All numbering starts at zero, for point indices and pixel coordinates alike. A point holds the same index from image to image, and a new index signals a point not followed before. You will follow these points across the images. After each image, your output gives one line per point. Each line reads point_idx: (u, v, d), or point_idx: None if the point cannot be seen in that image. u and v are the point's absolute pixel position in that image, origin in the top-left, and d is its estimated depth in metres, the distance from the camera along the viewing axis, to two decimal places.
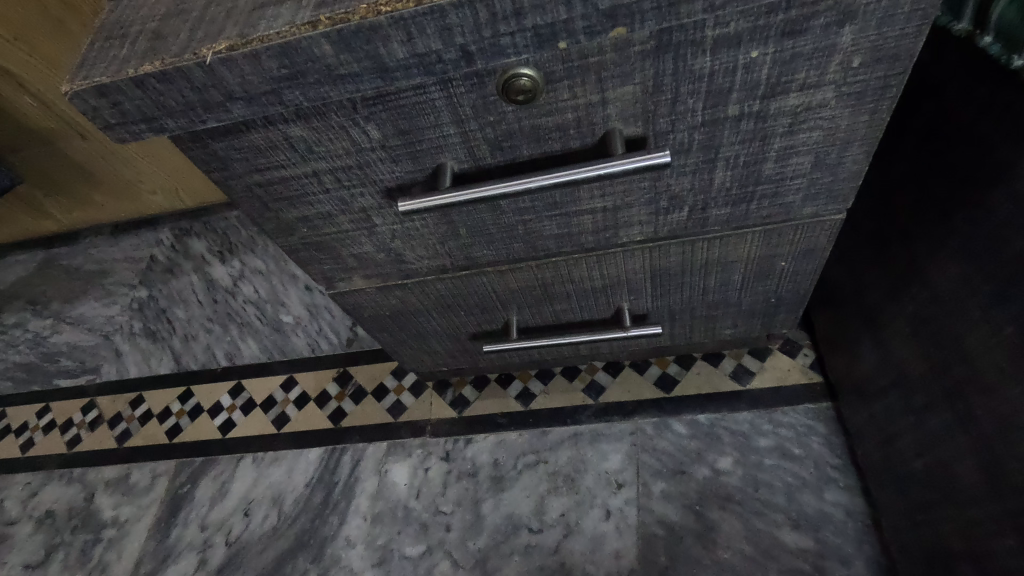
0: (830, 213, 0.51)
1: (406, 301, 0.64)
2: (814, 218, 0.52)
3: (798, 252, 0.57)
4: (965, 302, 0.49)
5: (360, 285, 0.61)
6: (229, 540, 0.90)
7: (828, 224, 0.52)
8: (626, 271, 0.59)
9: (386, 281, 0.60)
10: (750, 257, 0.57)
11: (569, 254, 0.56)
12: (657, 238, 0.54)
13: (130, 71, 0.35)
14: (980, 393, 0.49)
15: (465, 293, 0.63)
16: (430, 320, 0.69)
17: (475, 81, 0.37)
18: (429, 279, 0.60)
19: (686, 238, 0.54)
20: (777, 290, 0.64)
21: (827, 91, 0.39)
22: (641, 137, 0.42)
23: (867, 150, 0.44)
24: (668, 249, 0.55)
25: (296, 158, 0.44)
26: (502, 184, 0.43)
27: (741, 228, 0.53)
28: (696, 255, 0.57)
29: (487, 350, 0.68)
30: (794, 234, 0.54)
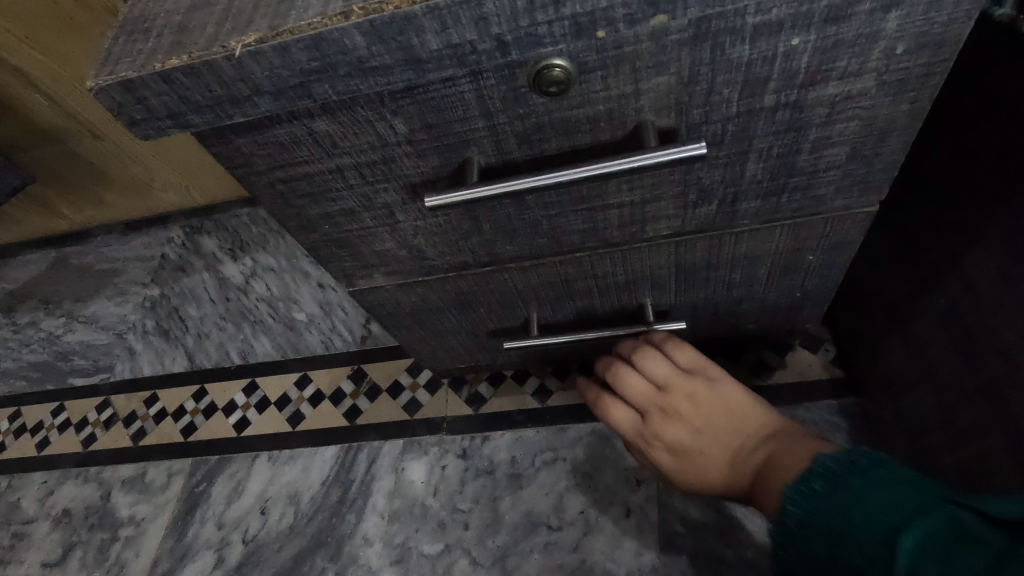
0: (863, 206, 0.50)
1: (427, 298, 0.63)
2: (845, 211, 0.51)
3: (827, 246, 0.56)
4: (1002, 296, 0.48)
5: (380, 282, 0.60)
6: (246, 538, 0.90)
7: (859, 217, 0.51)
8: (651, 265, 0.58)
9: (407, 278, 0.59)
10: (778, 251, 0.56)
11: (594, 250, 0.55)
12: (684, 233, 0.53)
13: (156, 66, 0.34)
14: (1018, 389, 0.48)
15: (487, 290, 0.62)
16: (448, 317, 0.68)
17: (506, 73, 0.36)
18: (450, 276, 0.59)
19: (714, 232, 0.53)
20: (803, 284, 0.63)
21: (868, 80, 0.38)
22: (673, 129, 0.41)
23: (905, 140, 0.43)
24: (694, 243, 0.54)
25: (320, 153, 0.43)
26: (530, 178, 0.42)
27: (770, 222, 0.52)
28: (722, 249, 0.56)
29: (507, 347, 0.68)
30: (824, 227, 0.53)
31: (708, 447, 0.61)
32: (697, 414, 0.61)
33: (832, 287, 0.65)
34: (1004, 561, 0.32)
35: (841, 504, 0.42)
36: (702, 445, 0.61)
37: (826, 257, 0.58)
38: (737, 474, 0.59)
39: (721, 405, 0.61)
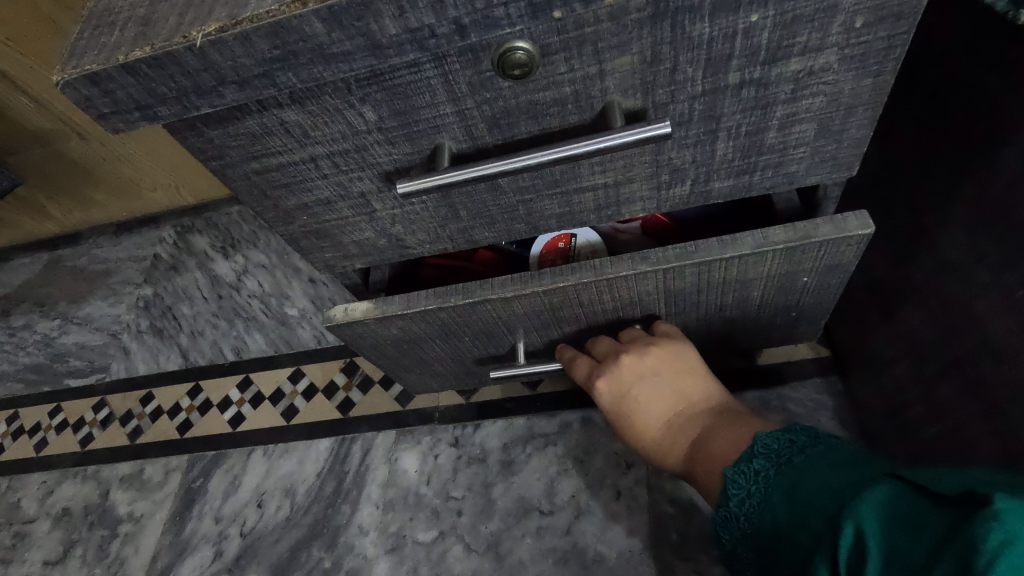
0: (858, 230, 0.48)
1: (408, 329, 0.61)
2: (841, 236, 0.49)
3: (821, 268, 0.55)
4: (974, 267, 0.48)
5: (358, 314, 0.58)
6: (244, 531, 0.91)
7: (855, 241, 0.50)
8: (638, 291, 0.56)
9: (387, 312, 0.57)
10: (770, 274, 0.55)
11: (580, 281, 0.53)
12: (670, 260, 0.51)
13: (120, 58, 0.34)
14: (991, 358, 0.48)
15: (470, 320, 0.60)
16: (433, 344, 0.67)
17: (470, 57, 0.37)
18: (430, 309, 0.57)
19: (703, 260, 0.51)
20: (798, 301, 0.62)
21: (830, 55, 0.38)
22: (640, 110, 0.42)
23: (872, 114, 0.43)
24: (683, 271, 0.52)
25: (292, 143, 0.44)
26: (501, 163, 0.43)
27: (762, 247, 0.50)
28: (712, 275, 0.54)
29: (495, 376, 0.66)
30: (819, 251, 0.51)
31: (649, 405, 0.57)
32: (652, 370, 0.58)
33: (825, 302, 0.64)
34: (947, 536, 0.29)
35: (789, 487, 0.39)
36: (644, 401, 0.57)
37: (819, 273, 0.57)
38: (670, 437, 0.56)
39: (676, 371, 0.58)
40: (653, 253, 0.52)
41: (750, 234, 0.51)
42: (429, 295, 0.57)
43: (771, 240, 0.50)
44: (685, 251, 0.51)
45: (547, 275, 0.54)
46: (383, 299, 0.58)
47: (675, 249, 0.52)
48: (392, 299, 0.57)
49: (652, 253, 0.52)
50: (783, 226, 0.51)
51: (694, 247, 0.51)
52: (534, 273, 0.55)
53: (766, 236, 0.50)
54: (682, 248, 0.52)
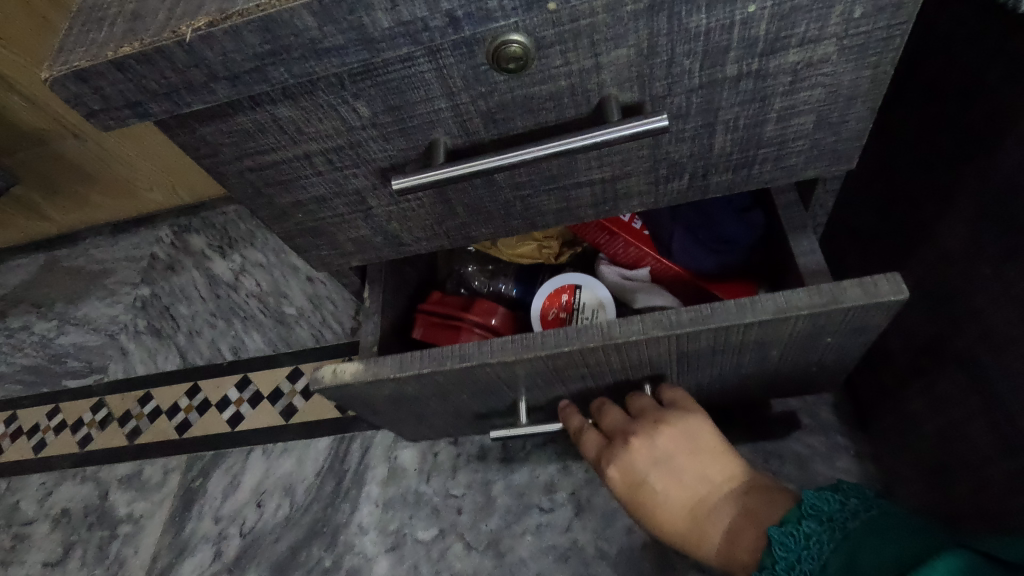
0: (891, 294, 0.46)
1: (402, 389, 0.59)
2: (867, 301, 0.46)
3: (846, 329, 0.51)
4: (975, 260, 0.48)
5: (347, 376, 0.56)
6: (243, 531, 0.91)
7: (882, 307, 0.47)
8: (650, 352, 0.53)
9: (377, 375, 0.55)
10: (790, 336, 0.52)
11: (586, 344, 0.51)
12: (684, 324, 0.49)
13: (109, 54, 0.34)
14: (992, 351, 0.48)
15: (465, 380, 0.57)
16: (431, 401, 0.64)
17: (464, 51, 0.36)
18: (425, 372, 0.54)
19: (720, 325, 0.48)
20: (820, 357, 0.59)
21: (828, 45, 0.38)
22: (636, 103, 0.41)
23: (871, 106, 0.43)
24: (697, 335, 0.50)
25: (286, 140, 0.43)
26: (496, 157, 0.42)
27: (784, 311, 0.47)
28: (729, 337, 0.51)
29: (495, 436, 0.63)
30: (843, 316, 0.48)
31: (668, 492, 0.53)
32: (666, 453, 0.54)
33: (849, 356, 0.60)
34: None
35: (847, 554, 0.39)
36: (662, 489, 0.53)
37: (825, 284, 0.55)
38: (697, 527, 0.52)
39: (690, 452, 0.54)
40: (664, 316, 0.50)
41: (770, 297, 0.48)
42: (422, 358, 0.54)
43: (794, 304, 0.47)
44: (700, 315, 0.49)
45: (549, 337, 0.52)
46: (374, 359, 0.56)
47: (690, 313, 0.49)
48: (382, 361, 0.55)
49: (662, 316, 0.50)
50: (809, 289, 0.48)
51: (710, 310, 0.49)
52: (536, 334, 0.52)
53: (789, 300, 0.47)
54: (696, 311, 0.49)
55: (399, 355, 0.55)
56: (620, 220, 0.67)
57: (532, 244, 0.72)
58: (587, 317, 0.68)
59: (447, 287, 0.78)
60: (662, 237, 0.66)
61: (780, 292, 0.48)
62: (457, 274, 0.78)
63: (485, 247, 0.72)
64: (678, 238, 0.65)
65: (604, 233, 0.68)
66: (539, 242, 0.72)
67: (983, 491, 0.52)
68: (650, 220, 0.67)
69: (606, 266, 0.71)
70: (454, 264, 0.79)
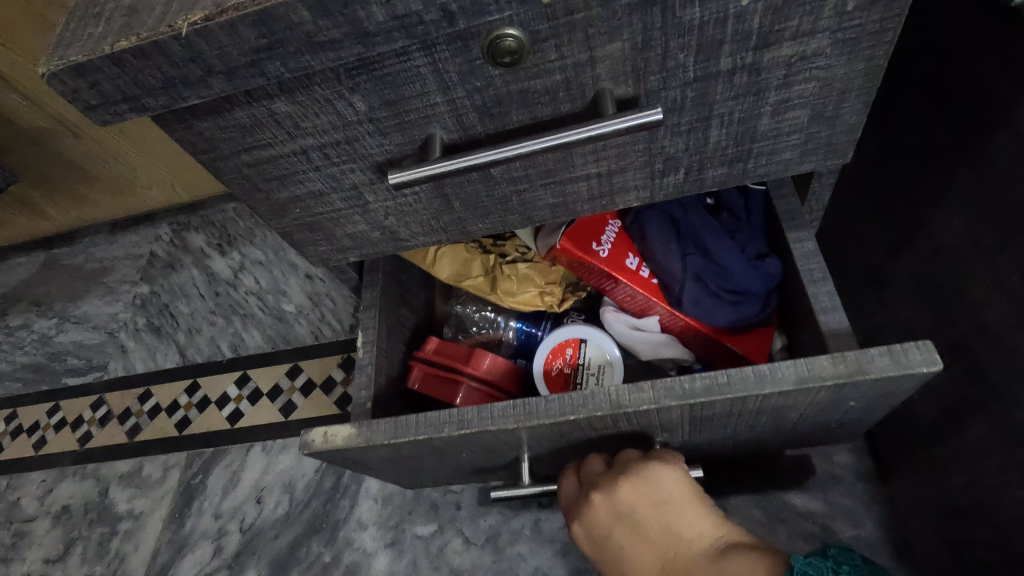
0: (922, 365, 0.44)
1: (397, 451, 0.57)
2: (900, 373, 0.44)
3: (872, 394, 0.49)
4: (968, 253, 0.48)
5: (339, 440, 0.54)
6: (243, 527, 0.92)
7: (914, 379, 0.45)
8: (662, 418, 0.51)
9: (370, 441, 0.53)
10: (811, 401, 0.49)
11: (592, 414, 0.48)
12: (698, 394, 0.47)
13: (106, 49, 0.34)
14: (986, 344, 0.48)
15: (463, 443, 0.55)
16: (427, 460, 0.62)
17: (459, 45, 0.37)
18: (421, 438, 0.52)
19: (739, 394, 0.46)
20: (840, 417, 0.56)
21: (822, 39, 0.38)
22: (631, 97, 0.41)
23: (865, 100, 0.43)
24: (712, 404, 0.48)
25: (283, 135, 0.43)
26: (492, 151, 0.43)
27: (806, 381, 0.46)
28: (746, 404, 0.49)
29: (496, 496, 0.62)
30: (868, 386, 0.46)
31: (633, 550, 0.50)
32: (628, 507, 0.51)
33: (872, 416, 0.57)
34: None
35: None
36: (631, 549, 0.50)
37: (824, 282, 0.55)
38: None
39: (653, 509, 0.50)
40: (676, 384, 0.47)
41: (790, 364, 0.46)
42: (418, 423, 0.52)
43: (817, 372, 0.46)
44: (715, 384, 0.47)
45: (552, 404, 0.50)
46: (366, 422, 0.54)
47: (704, 381, 0.47)
48: (376, 426, 0.54)
49: (673, 385, 0.47)
50: (833, 356, 0.46)
51: (726, 380, 0.47)
52: (539, 400, 0.50)
53: (811, 368, 0.46)
54: (710, 379, 0.47)
55: (393, 418, 0.53)
56: (627, 269, 0.64)
57: (532, 291, 0.68)
58: (593, 374, 0.66)
59: (445, 332, 0.77)
60: (672, 287, 0.63)
61: (801, 361, 0.46)
62: (457, 315, 0.77)
63: (486, 293, 0.69)
64: (690, 290, 0.62)
65: (610, 280, 0.65)
66: (540, 289, 0.69)
67: (979, 484, 0.53)
68: (659, 270, 0.63)
69: (612, 313, 0.68)
70: (451, 306, 0.78)
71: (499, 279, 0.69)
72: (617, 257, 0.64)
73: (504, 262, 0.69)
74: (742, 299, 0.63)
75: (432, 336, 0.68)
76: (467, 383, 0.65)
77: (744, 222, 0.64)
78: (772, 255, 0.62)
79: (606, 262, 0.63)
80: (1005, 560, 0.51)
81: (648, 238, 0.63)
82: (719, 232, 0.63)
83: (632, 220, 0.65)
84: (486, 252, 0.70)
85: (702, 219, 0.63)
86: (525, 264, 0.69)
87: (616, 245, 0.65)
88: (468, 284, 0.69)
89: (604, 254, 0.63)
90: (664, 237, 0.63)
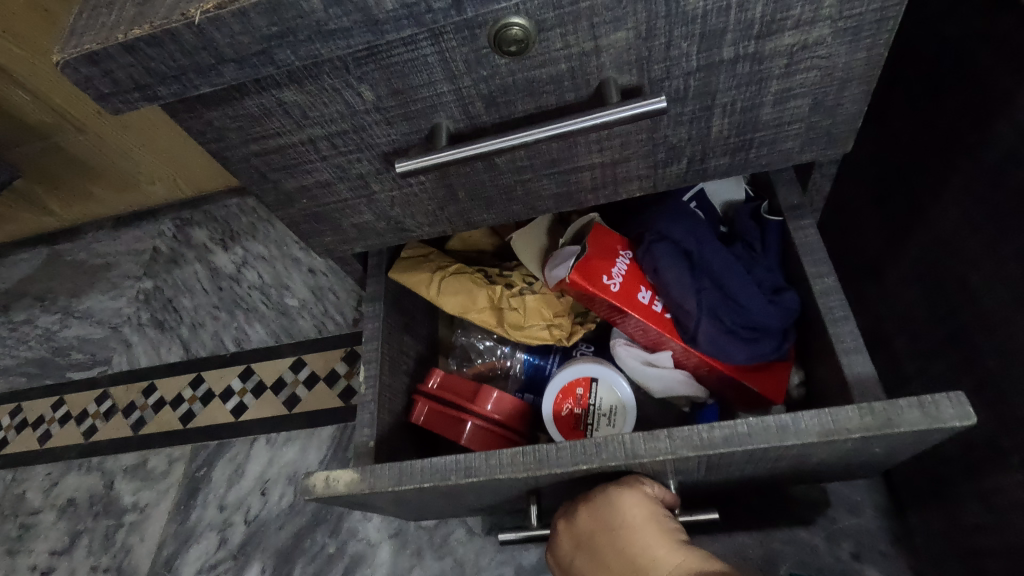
0: (955, 420, 0.41)
1: (399, 497, 0.54)
2: (929, 429, 0.42)
3: (898, 446, 0.46)
4: (967, 242, 0.49)
5: (340, 487, 0.51)
6: (248, 518, 0.93)
7: (943, 433, 0.42)
8: (678, 466, 0.47)
9: (372, 488, 0.51)
10: (834, 452, 0.46)
11: (607, 463, 0.46)
12: (716, 445, 0.44)
13: (119, 36, 0.34)
14: (983, 331, 0.49)
15: (473, 489, 0.52)
16: (433, 501, 0.59)
17: (466, 34, 0.37)
18: (425, 485, 0.50)
19: (759, 445, 0.44)
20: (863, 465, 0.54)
21: (823, 28, 0.39)
22: (635, 86, 0.42)
23: (865, 89, 0.44)
24: (731, 455, 0.45)
25: (291, 124, 0.44)
26: (497, 140, 0.43)
27: (832, 434, 0.43)
28: (766, 455, 0.46)
29: (504, 540, 0.59)
30: (895, 439, 0.44)
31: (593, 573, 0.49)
32: (587, 531, 0.49)
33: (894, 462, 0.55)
34: None
35: None
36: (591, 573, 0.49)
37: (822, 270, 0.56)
38: None
39: (605, 532, 0.48)
40: (693, 434, 0.45)
41: (813, 415, 0.44)
42: (422, 470, 0.50)
43: (844, 425, 0.43)
44: (735, 434, 0.44)
45: (565, 451, 0.47)
46: (369, 467, 0.52)
47: (723, 432, 0.44)
48: (378, 472, 0.51)
49: (690, 435, 0.45)
50: (860, 407, 0.43)
51: (747, 431, 0.44)
52: (551, 447, 0.48)
53: (837, 419, 0.43)
54: (729, 429, 0.44)
55: (396, 463, 0.51)
56: (640, 304, 0.59)
57: (540, 325, 0.65)
58: (605, 415, 0.64)
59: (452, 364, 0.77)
60: (686, 323, 0.58)
61: (826, 411, 0.44)
62: (462, 344, 0.77)
63: (493, 327, 0.66)
64: (707, 327, 0.58)
65: (620, 313, 0.60)
66: (549, 323, 0.65)
67: (977, 470, 0.53)
68: (672, 305, 0.58)
69: (624, 346, 0.65)
70: (457, 336, 0.77)
71: (505, 311, 0.66)
72: (629, 291, 0.59)
73: (511, 295, 0.66)
74: (759, 336, 0.59)
75: (438, 370, 0.67)
76: (471, 423, 0.64)
77: (760, 254, 0.61)
78: (790, 289, 0.59)
79: (618, 297, 0.58)
80: (1004, 545, 0.52)
81: (662, 272, 0.58)
82: (735, 265, 0.59)
83: (643, 251, 0.59)
84: (492, 284, 0.67)
85: (718, 252, 0.59)
86: (533, 296, 0.65)
87: (628, 278, 0.59)
88: (473, 317, 0.66)
89: (615, 287, 0.58)
90: (680, 271, 0.58)
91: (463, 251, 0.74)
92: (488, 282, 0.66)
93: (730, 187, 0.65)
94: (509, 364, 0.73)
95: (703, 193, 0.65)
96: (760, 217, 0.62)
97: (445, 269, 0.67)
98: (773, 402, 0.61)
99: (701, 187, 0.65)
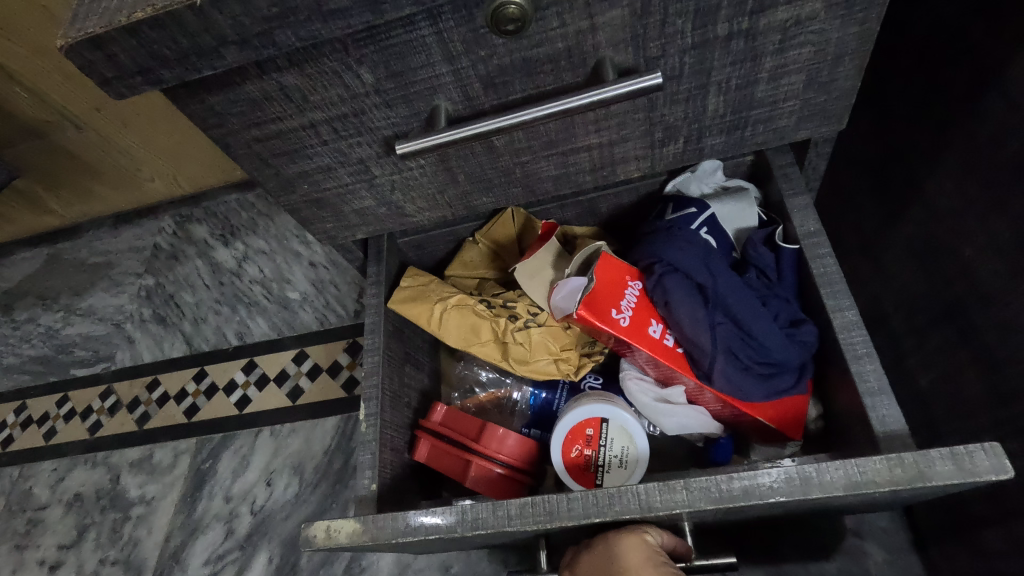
0: (990, 474, 0.40)
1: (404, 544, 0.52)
2: (958, 483, 0.40)
3: (921, 492, 0.45)
4: (962, 215, 0.50)
5: (343, 536, 0.49)
6: (254, 509, 0.93)
7: (970, 485, 0.41)
8: (694, 515, 0.46)
9: (377, 539, 0.48)
10: (856, 498, 0.45)
11: (621, 515, 0.44)
12: (736, 498, 0.43)
13: (122, 20, 0.35)
14: (979, 303, 0.50)
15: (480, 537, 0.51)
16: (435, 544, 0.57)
17: (464, 14, 0.38)
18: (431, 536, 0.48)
19: (782, 499, 0.42)
20: (880, 497, 0.52)
21: (817, 2, 0.39)
22: (631, 65, 0.43)
23: (859, 64, 0.44)
24: (749, 506, 0.44)
25: (292, 109, 0.45)
26: (496, 120, 0.44)
27: (858, 487, 0.41)
28: (785, 505, 0.44)
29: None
30: (920, 490, 0.43)
31: None
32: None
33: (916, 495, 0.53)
34: None
35: None
36: None
37: (820, 248, 0.56)
38: None
39: None
40: (711, 485, 0.43)
41: (838, 466, 0.42)
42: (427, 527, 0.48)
43: (871, 477, 0.41)
44: (755, 486, 0.43)
45: (576, 504, 0.45)
46: (373, 517, 0.50)
47: (742, 483, 0.43)
48: (382, 521, 0.49)
49: (708, 486, 0.43)
50: (887, 458, 0.42)
51: (769, 483, 0.42)
52: (562, 498, 0.46)
53: (863, 471, 0.42)
54: (750, 481, 0.43)
55: (401, 514, 0.49)
56: (650, 338, 0.57)
57: (547, 360, 0.64)
58: (616, 458, 0.61)
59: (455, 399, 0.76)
60: (699, 359, 0.57)
61: (852, 463, 0.42)
62: (463, 375, 0.76)
63: (497, 360, 0.66)
64: (721, 365, 0.56)
65: (627, 347, 0.58)
66: (555, 357, 0.64)
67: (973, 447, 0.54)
68: (684, 340, 0.57)
69: (634, 380, 0.62)
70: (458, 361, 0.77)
71: (511, 346, 0.64)
72: (639, 325, 0.57)
73: (516, 328, 0.64)
74: (776, 372, 0.57)
75: (439, 406, 0.67)
76: (475, 463, 0.63)
77: (775, 284, 0.59)
78: (808, 321, 0.57)
79: (628, 332, 0.56)
80: (1001, 513, 0.53)
81: (673, 305, 0.57)
82: (748, 297, 0.57)
83: (653, 283, 0.58)
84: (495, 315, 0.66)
85: (730, 282, 0.57)
86: (538, 330, 0.64)
87: (637, 311, 0.58)
88: (477, 350, 0.65)
89: (624, 322, 0.57)
90: (692, 306, 0.56)
91: (464, 274, 0.73)
92: (491, 314, 0.65)
93: (741, 210, 0.63)
94: (515, 397, 0.72)
95: (715, 216, 0.62)
96: (774, 243, 0.60)
97: (447, 300, 0.66)
98: (791, 438, 0.59)
99: (712, 210, 0.62)
